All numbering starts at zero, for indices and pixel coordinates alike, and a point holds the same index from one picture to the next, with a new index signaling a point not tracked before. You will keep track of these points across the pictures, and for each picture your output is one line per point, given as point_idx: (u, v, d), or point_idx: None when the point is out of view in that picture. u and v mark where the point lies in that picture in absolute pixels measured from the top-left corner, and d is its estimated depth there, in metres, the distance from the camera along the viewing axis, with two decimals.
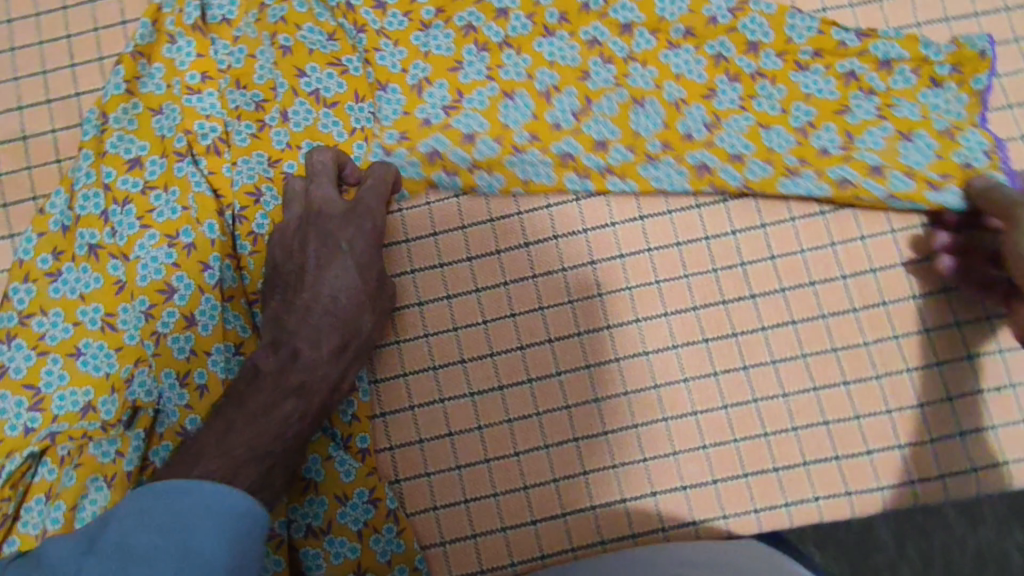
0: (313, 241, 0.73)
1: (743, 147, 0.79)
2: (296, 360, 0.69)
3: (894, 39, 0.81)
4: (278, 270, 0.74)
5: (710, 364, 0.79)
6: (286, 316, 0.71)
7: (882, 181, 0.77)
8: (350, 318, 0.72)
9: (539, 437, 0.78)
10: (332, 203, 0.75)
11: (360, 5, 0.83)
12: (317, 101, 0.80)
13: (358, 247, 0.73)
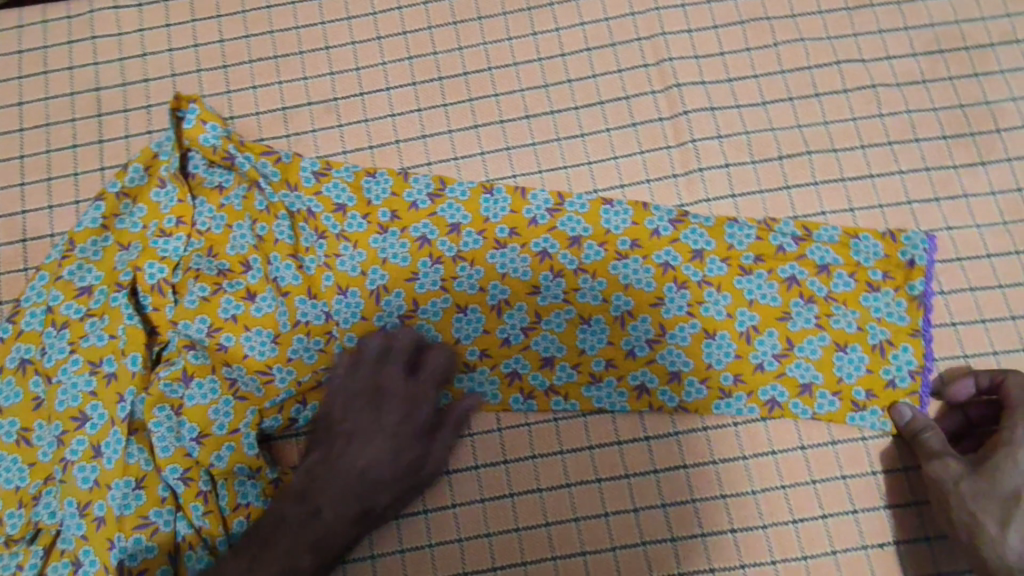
0: (365, 409, 0.79)
1: (685, 364, 0.82)
2: (339, 510, 0.75)
3: (828, 239, 0.83)
4: (331, 426, 0.79)
5: (603, 505, 0.80)
6: (323, 471, 0.77)
7: (810, 402, 0.80)
8: (371, 495, 0.76)
9: (428, 560, 0.79)
10: (393, 386, 0.80)
11: (322, 211, 0.86)
12: (279, 291, 0.84)
13: (404, 434, 0.78)
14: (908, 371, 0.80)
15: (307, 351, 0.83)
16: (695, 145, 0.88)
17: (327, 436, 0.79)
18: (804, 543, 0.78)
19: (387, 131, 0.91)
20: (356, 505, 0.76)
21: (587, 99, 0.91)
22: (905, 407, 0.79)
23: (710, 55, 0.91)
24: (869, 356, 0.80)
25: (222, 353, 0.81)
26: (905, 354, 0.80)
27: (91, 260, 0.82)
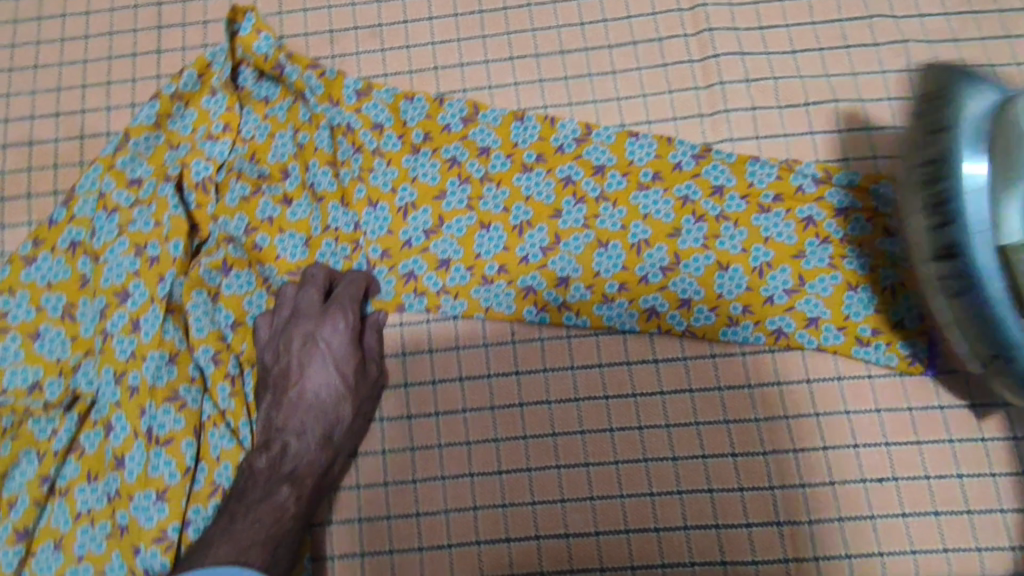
0: (316, 332, 0.80)
1: (696, 291, 0.84)
2: (304, 437, 0.77)
3: (849, 183, 0.84)
4: (270, 372, 0.80)
5: (608, 421, 0.83)
6: (275, 417, 0.78)
7: (815, 335, 0.82)
8: (328, 408, 0.78)
9: (436, 458, 0.82)
10: (343, 307, 0.82)
11: (360, 127, 0.89)
12: (313, 195, 0.87)
13: (334, 345, 0.80)
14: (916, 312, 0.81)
15: (334, 256, 0.86)
16: (723, 87, 0.90)
17: (270, 375, 0.80)
18: (803, 472, 0.80)
19: (427, 57, 0.94)
20: (326, 424, 0.78)
21: (621, 39, 0.94)
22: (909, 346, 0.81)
23: (744, 3, 0.94)
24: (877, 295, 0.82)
25: (258, 252, 0.86)
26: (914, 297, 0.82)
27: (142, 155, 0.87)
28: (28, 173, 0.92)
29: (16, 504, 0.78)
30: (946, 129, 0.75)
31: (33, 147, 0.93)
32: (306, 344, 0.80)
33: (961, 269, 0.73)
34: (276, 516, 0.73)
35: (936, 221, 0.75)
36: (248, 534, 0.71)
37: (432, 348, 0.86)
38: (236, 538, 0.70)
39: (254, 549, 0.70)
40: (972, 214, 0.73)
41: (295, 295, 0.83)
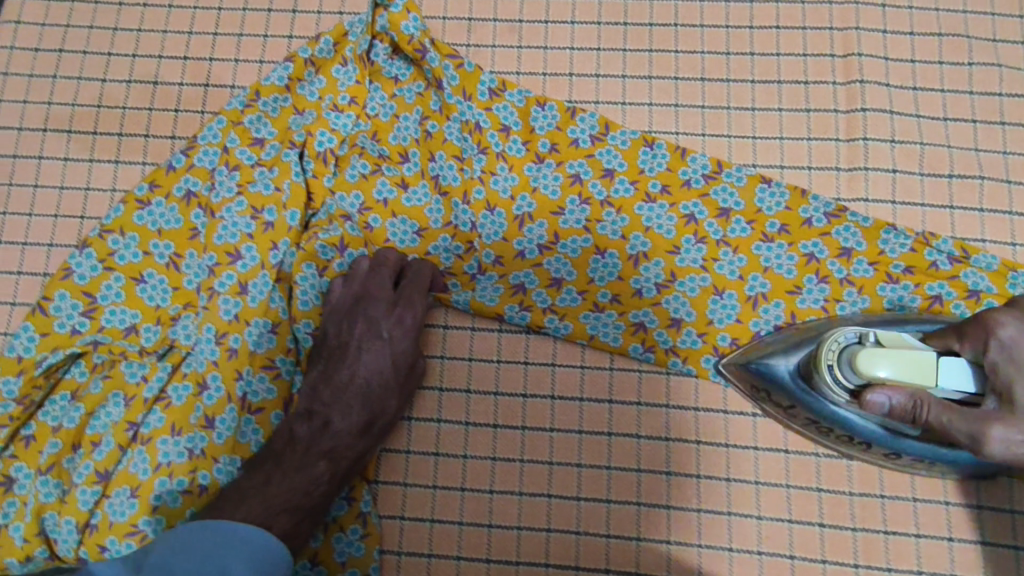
0: (382, 319, 0.78)
1: None
2: (348, 420, 0.75)
3: (986, 267, 0.81)
4: (326, 342, 0.78)
5: (696, 467, 0.81)
6: (323, 389, 0.76)
7: None
8: (377, 398, 0.77)
9: (517, 473, 0.81)
10: (413, 299, 0.80)
11: (488, 127, 0.87)
12: (434, 187, 0.86)
13: (398, 338, 0.78)
14: None
15: (446, 253, 0.85)
16: (865, 144, 0.87)
17: (325, 347, 0.78)
18: (891, 556, 0.79)
19: (563, 62, 0.91)
20: (369, 415, 0.76)
21: (765, 75, 0.90)
22: None
23: (900, 59, 0.89)
24: None
25: (369, 232, 0.85)
26: None
27: (269, 117, 0.86)
28: (149, 112, 0.91)
29: (100, 443, 0.78)
30: (779, 384, 0.78)
31: (157, 86, 0.92)
32: (371, 329, 0.78)
33: (914, 457, 0.76)
34: (306, 490, 0.73)
35: (853, 445, 0.78)
36: (276, 501, 0.71)
37: (527, 360, 0.84)
38: (268, 498, 0.71)
39: (281, 517, 0.71)
40: (861, 430, 0.76)
41: (368, 274, 0.80)
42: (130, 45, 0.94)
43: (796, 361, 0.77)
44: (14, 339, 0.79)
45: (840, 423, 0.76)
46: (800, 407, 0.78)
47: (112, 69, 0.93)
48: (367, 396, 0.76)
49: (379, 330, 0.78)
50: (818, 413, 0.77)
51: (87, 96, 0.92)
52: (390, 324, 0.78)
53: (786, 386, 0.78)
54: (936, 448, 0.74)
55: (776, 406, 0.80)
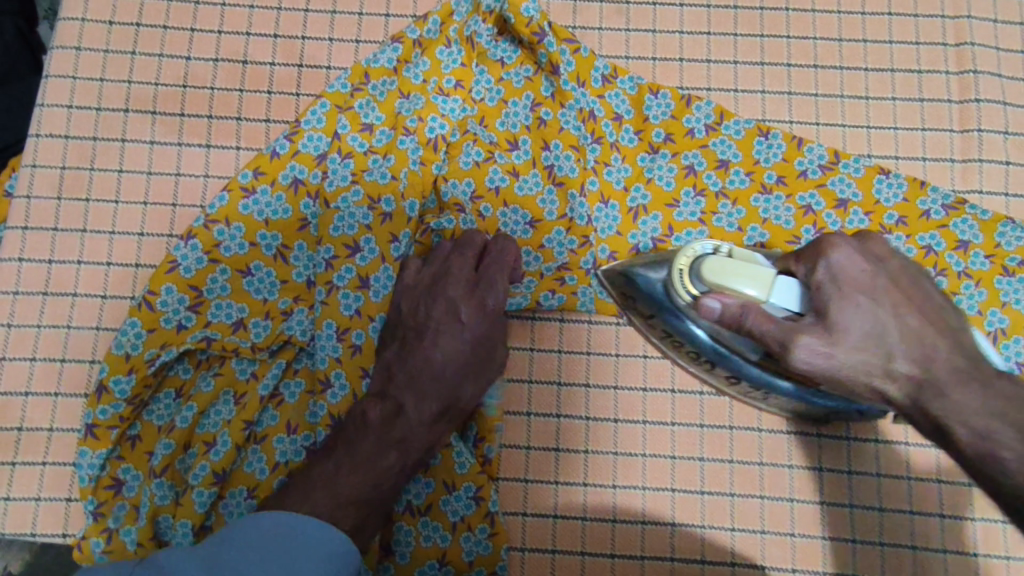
0: (458, 298, 0.75)
1: None
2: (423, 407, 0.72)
3: None
4: (402, 322, 0.76)
5: (818, 459, 0.80)
6: (398, 368, 0.74)
7: None
8: (449, 385, 0.73)
9: (637, 468, 0.80)
10: (490, 280, 0.76)
11: (602, 116, 0.86)
12: (547, 177, 0.84)
13: (474, 321, 0.75)
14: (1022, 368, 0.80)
15: (561, 245, 0.83)
16: (980, 135, 0.86)
17: (400, 327, 0.76)
18: (1011, 544, 0.78)
19: (673, 47, 0.89)
20: (444, 402, 0.73)
21: (879, 63, 0.88)
22: None
23: (1012, 50, 0.88)
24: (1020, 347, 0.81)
25: (482, 221, 0.83)
26: None
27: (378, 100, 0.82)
28: (240, 94, 0.87)
29: (214, 444, 0.75)
30: (645, 294, 0.76)
31: (247, 65, 0.87)
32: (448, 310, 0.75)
33: (754, 385, 0.76)
34: (375, 483, 0.70)
35: (700, 361, 0.78)
36: (339, 487, 0.69)
37: (646, 353, 0.82)
38: (335, 488, 0.69)
39: (346, 510, 0.69)
40: (704, 348, 0.75)
41: (450, 254, 0.78)
42: (215, 20, 0.88)
43: (663, 273, 0.74)
44: (121, 337, 0.74)
45: (693, 340, 0.75)
46: (658, 315, 0.76)
47: (196, 45, 0.88)
48: (442, 382, 0.73)
49: (457, 311, 0.75)
50: (672, 324, 0.76)
51: (171, 75, 0.87)
52: (467, 305, 0.75)
53: (650, 297, 0.75)
54: (768, 373, 0.72)
55: (638, 314, 0.79)
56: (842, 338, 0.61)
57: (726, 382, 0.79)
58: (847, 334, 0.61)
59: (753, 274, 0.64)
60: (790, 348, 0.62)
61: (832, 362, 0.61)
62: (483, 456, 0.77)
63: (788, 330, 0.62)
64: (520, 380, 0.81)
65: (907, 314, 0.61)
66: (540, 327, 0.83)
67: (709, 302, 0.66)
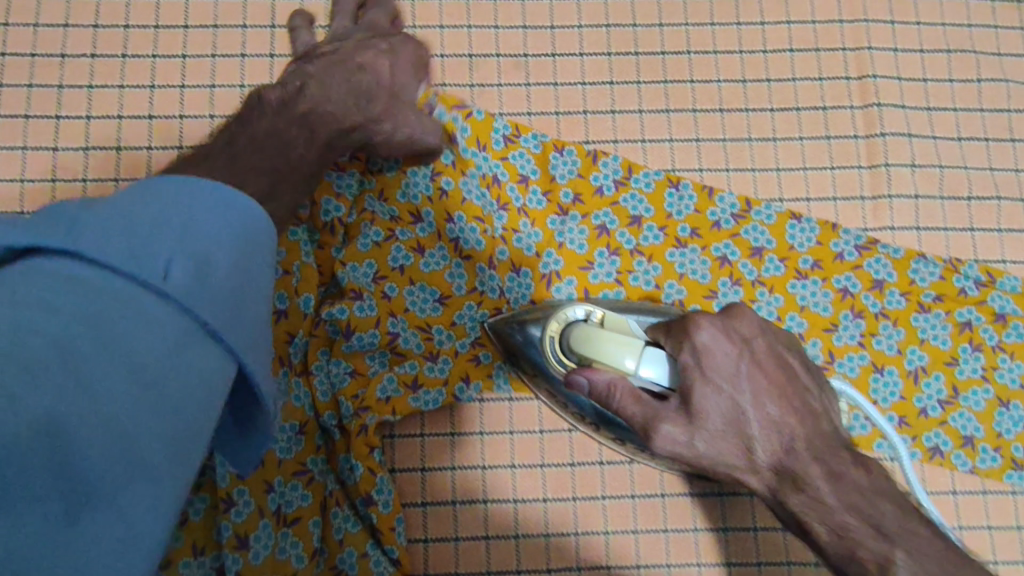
0: (320, 113, 0.70)
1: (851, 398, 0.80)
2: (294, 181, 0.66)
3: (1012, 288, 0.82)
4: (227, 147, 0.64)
5: (752, 520, 0.78)
6: (241, 148, 0.64)
7: (971, 455, 0.79)
8: (300, 149, 0.67)
9: (570, 548, 0.77)
10: (341, 87, 0.72)
11: (507, 179, 0.82)
12: (453, 250, 0.80)
13: (344, 112, 0.71)
14: (938, 406, 0.80)
15: (472, 320, 0.79)
16: (888, 170, 0.85)
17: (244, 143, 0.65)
18: None
19: (575, 99, 0.86)
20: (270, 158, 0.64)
21: (785, 102, 0.86)
22: (934, 439, 0.79)
23: (913, 79, 0.88)
24: (938, 385, 0.80)
25: (386, 302, 0.77)
26: (960, 414, 0.80)
27: None
28: (116, 184, 0.80)
29: None
30: (525, 351, 0.73)
31: (121, 151, 0.81)
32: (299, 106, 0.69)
33: (635, 445, 0.74)
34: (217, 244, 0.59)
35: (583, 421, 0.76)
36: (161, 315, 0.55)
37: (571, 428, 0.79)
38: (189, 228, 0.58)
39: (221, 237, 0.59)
40: (586, 409, 0.73)
41: (265, 112, 0.68)
42: (82, 105, 0.82)
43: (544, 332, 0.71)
44: None
45: (575, 401, 0.73)
46: (538, 372, 0.73)
47: (64, 135, 0.81)
48: (259, 152, 0.64)
49: (307, 113, 0.69)
50: (552, 382, 0.73)
51: (38, 169, 0.80)
52: (330, 108, 0.71)
53: (530, 353, 0.73)
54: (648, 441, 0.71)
55: (522, 370, 0.76)
56: (702, 424, 0.59)
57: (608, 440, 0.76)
58: (709, 423, 0.58)
59: (618, 342, 0.62)
60: (652, 432, 0.60)
61: (693, 452, 0.59)
62: (396, 559, 0.74)
63: (650, 414, 0.60)
64: (442, 469, 0.77)
65: (767, 402, 0.58)
66: (459, 411, 0.78)
67: (577, 377, 0.63)
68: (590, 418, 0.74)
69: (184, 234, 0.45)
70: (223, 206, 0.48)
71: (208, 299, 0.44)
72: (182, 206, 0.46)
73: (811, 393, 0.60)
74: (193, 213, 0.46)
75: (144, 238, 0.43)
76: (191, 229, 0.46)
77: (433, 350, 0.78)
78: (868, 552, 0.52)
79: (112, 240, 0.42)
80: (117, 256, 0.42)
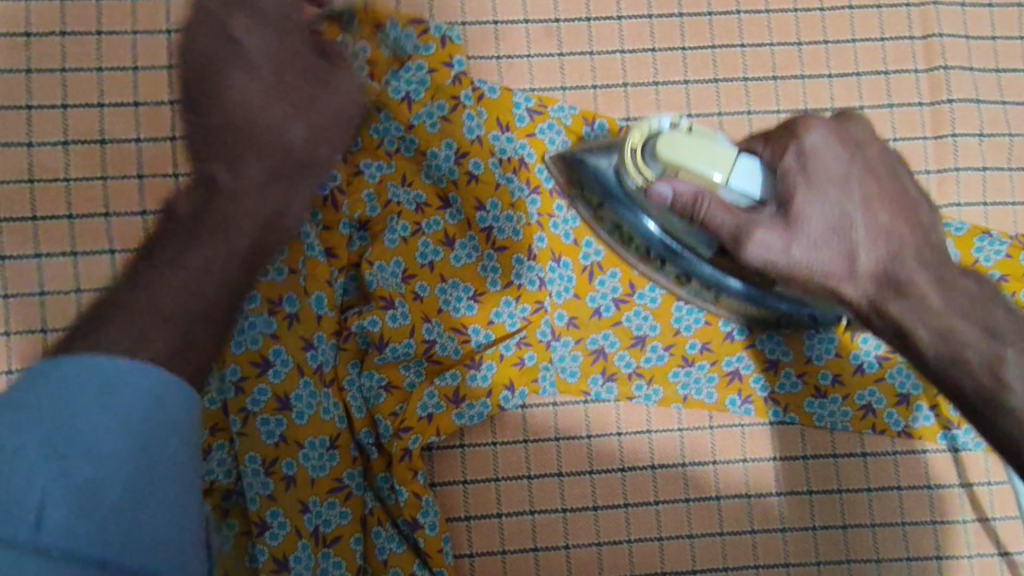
0: (221, 59, 0.54)
1: (915, 387, 0.75)
2: (199, 297, 0.49)
3: None
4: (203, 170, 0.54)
5: (811, 518, 0.75)
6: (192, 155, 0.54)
7: None
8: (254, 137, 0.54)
9: (623, 556, 0.73)
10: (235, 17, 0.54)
11: (535, 160, 0.74)
12: (485, 241, 0.72)
13: (241, 62, 0.54)
14: None
15: (511, 317, 0.72)
16: (955, 140, 0.79)
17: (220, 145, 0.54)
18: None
19: (615, 70, 0.77)
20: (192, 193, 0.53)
21: (843, 66, 0.79)
22: None
23: (982, 37, 0.80)
24: None
25: (419, 304, 0.70)
26: None
27: None
28: (104, 183, 0.72)
29: None
30: (595, 180, 0.69)
31: (106, 145, 0.72)
32: (273, 167, 0.54)
33: (704, 283, 0.72)
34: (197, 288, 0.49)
35: (652, 263, 0.73)
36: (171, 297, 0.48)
37: (620, 431, 0.74)
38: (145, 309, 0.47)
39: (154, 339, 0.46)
40: (658, 244, 0.70)
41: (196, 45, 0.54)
42: (56, 93, 0.72)
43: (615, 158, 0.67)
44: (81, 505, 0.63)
45: (645, 233, 0.70)
46: (608, 203, 0.70)
47: (38, 127, 0.72)
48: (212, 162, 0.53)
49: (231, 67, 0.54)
50: (623, 217, 0.70)
51: (11, 168, 0.71)
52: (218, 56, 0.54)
53: (600, 182, 0.69)
54: (721, 272, 0.70)
55: (589, 207, 0.72)
56: (804, 229, 0.57)
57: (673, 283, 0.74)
58: (810, 229, 0.57)
59: (702, 150, 0.58)
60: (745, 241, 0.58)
61: (789, 260, 0.58)
62: None
63: (743, 222, 0.58)
64: (486, 481, 0.72)
65: (877, 208, 0.58)
66: (501, 417, 0.73)
67: (659, 189, 0.60)
68: (661, 254, 0.71)
69: (143, 472, 0.41)
70: (143, 434, 0.42)
71: (163, 518, 0.42)
72: (138, 439, 0.41)
73: (919, 206, 0.60)
74: (98, 434, 0.41)
75: (96, 501, 0.39)
76: (155, 482, 0.42)
77: (473, 354, 0.71)
78: (976, 350, 0.56)
79: (77, 522, 0.38)
80: (93, 539, 0.39)
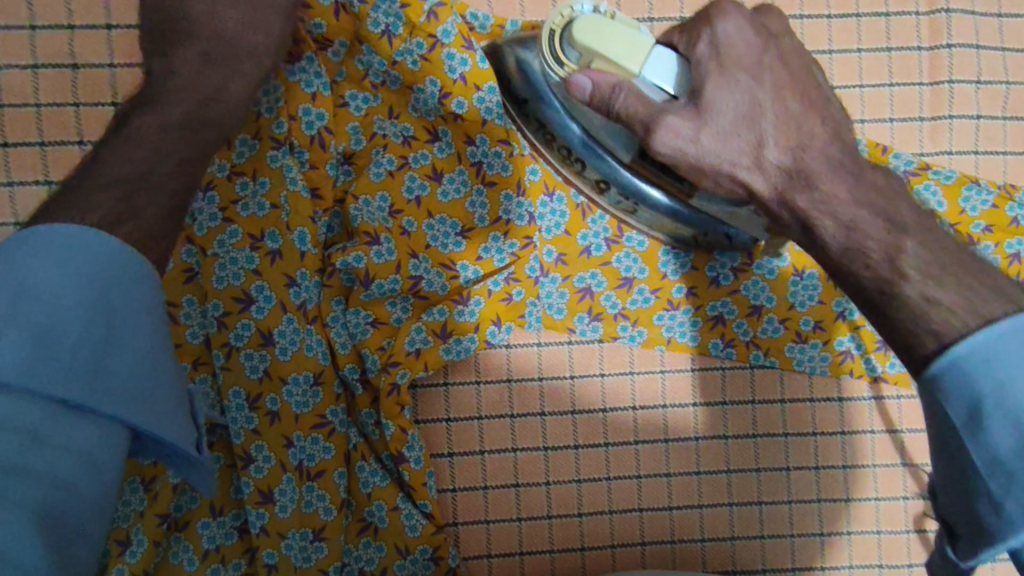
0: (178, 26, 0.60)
1: None
2: (166, 159, 0.55)
3: None
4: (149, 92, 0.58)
5: (785, 459, 0.77)
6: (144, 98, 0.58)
7: None
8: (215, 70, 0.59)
9: (601, 492, 0.75)
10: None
11: None
12: (475, 176, 0.71)
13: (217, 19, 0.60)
14: None
15: (499, 253, 0.71)
16: (951, 87, 0.78)
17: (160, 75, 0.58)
18: None
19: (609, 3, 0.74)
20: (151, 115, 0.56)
21: (843, 7, 0.77)
22: None
23: None
24: None
25: (406, 239, 0.70)
26: None
27: None
28: (76, 110, 0.69)
29: (127, 543, 0.64)
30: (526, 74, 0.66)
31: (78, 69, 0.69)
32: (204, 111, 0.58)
33: (623, 194, 0.68)
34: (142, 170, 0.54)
35: (570, 165, 0.69)
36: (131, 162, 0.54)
37: (603, 372, 0.75)
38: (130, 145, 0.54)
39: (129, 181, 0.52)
40: (576, 146, 0.67)
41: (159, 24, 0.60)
42: (23, 11, 0.68)
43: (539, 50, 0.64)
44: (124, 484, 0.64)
45: (566, 133, 0.66)
46: (537, 97, 0.66)
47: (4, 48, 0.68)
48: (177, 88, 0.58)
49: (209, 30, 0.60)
50: (547, 115, 0.67)
51: None
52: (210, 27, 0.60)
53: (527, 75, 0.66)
54: (641, 178, 0.66)
55: (515, 98, 0.68)
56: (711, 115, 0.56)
57: (598, 194, 0.71)
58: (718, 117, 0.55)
59: (629, 41, 0.57)
60: (654, 130, 0.56)
61: (698, 149, 0.56)
62: (429, 512, 0.70)
63: (656, 110, 0.56)
64: (469, 419, 0.73)
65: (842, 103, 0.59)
66: (486, 356, 0.73)
67: (579, 79, 0.58)
68: (582, 161, 0.67)
69: (111, 328, 0.47)
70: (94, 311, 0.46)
71: (119, 391, 0.47)
72: (93, 278, 0.47)
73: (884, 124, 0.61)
74: (51, 313, 0.45)
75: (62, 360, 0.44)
76: (108, 330, 0.47)
77: (462, 290, 0.71)
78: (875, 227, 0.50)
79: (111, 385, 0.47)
80: (59, 386, 0.44)
